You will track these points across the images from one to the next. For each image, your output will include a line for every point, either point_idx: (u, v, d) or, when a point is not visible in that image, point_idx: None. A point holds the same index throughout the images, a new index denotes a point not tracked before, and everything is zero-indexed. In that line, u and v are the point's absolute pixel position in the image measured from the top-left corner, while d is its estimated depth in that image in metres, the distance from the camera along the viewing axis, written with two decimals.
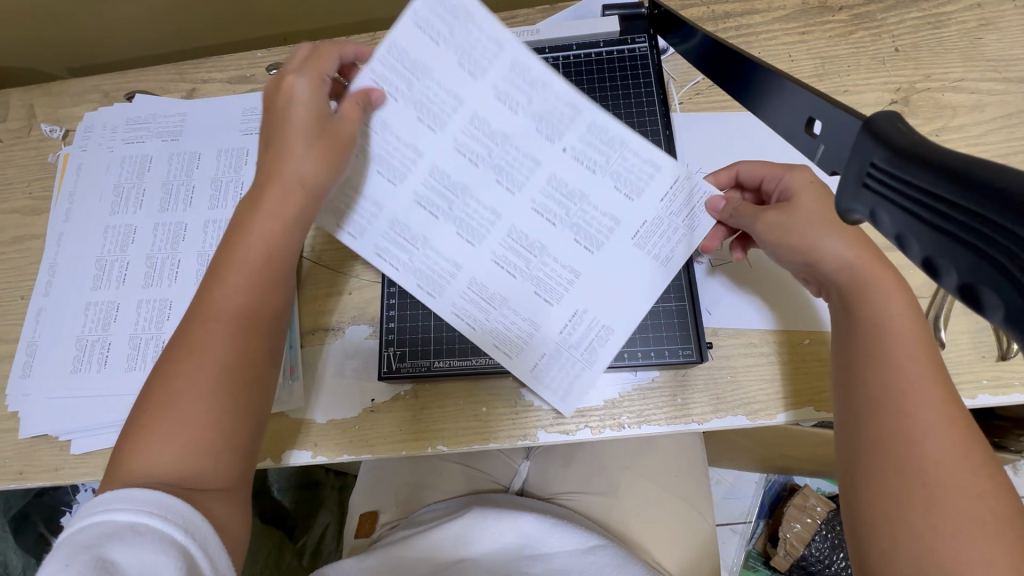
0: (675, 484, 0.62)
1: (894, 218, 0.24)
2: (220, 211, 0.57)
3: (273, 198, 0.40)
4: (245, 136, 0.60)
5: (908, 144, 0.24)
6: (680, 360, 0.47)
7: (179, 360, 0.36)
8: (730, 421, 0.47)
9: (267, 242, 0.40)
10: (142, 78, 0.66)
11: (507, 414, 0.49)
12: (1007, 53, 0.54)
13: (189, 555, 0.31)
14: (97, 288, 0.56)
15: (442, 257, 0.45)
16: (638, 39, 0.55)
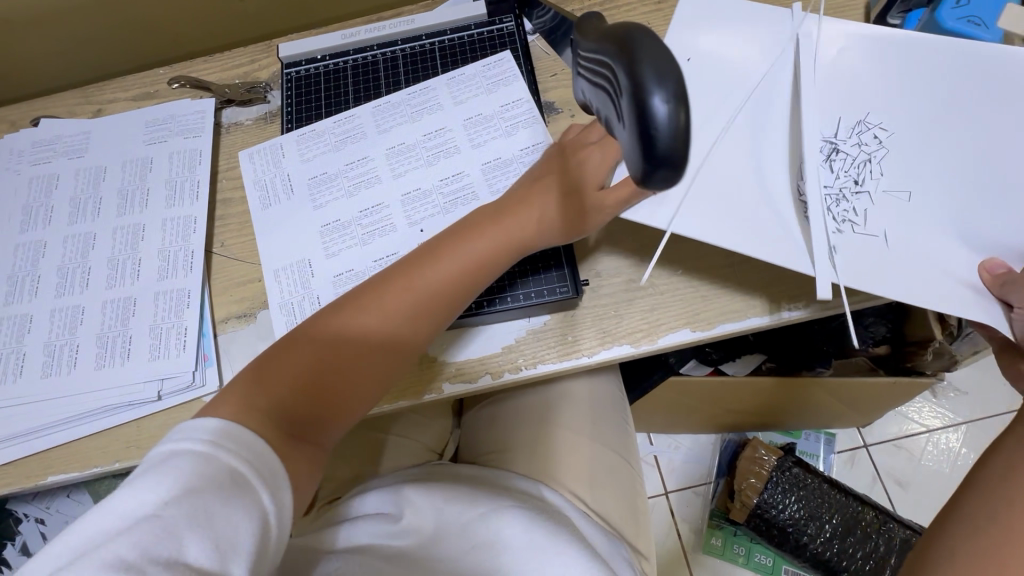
0: (598, 432, 0.65)
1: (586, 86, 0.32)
2: (128, 216, 0.59)
3: (513, 213, 0.48)
4: (149, 145, 0.62)
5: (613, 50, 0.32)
6: (558, 297, 0.51)
7: (286, 369, 0.42)
8: (617, 351, 0.51)
9: (476, 254, 0.47)
10: (48, 104, 0.68)
11: (414, 371, 0.52)
12: (835, 1, 0.61)
13: (264, 523, 0.35)
14: (9, 303, 0.57)
15: (307, 154, 0.57)
16: (505, 19, 0.60)
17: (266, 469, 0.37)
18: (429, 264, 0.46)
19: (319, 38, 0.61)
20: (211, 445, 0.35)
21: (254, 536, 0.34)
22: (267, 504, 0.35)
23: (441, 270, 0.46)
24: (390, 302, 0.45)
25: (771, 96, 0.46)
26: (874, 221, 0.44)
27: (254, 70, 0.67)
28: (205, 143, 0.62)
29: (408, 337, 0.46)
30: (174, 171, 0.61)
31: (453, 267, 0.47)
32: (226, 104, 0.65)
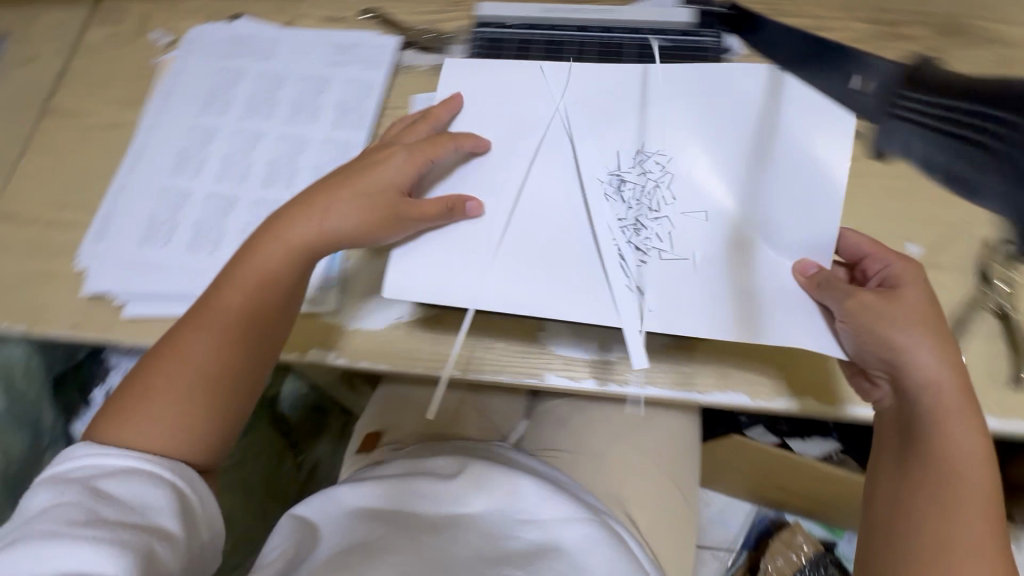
0: (668, 465, 0.63)
1: None
2: (296, 127, 0.62)
3: (320, 220, 0.49)
4: (331, 67, 0.65)
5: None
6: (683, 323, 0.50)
7: (191, 348, 0.47)
8: (730, 397, 0.50)
9: (268, 266, 0.49)
10: (249, 5, 0.72)
11: (550, 347, 0.52)
12: None
13: (177, 491, 0.43)
14: (175, 176, 0.61)
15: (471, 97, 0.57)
16: (708, 34, 0.58)
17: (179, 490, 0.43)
18: (240, 265, 0.49)
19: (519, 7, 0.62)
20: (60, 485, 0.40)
21: (170, 501, 0.42)
22: (170, 477, 0.43)
23: (264, 252, 0.49)
24: (232, 295, 0.48)
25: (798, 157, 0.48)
26: (680, 245, 0.48)
27: (441, 20, 0.68)
28: (380, 78, 0.64)
29: (269, 322, 0.49)
30: (347, 97, 0.63)
31: (270, 258, 0.49)
32: (407, 46, 0.67)
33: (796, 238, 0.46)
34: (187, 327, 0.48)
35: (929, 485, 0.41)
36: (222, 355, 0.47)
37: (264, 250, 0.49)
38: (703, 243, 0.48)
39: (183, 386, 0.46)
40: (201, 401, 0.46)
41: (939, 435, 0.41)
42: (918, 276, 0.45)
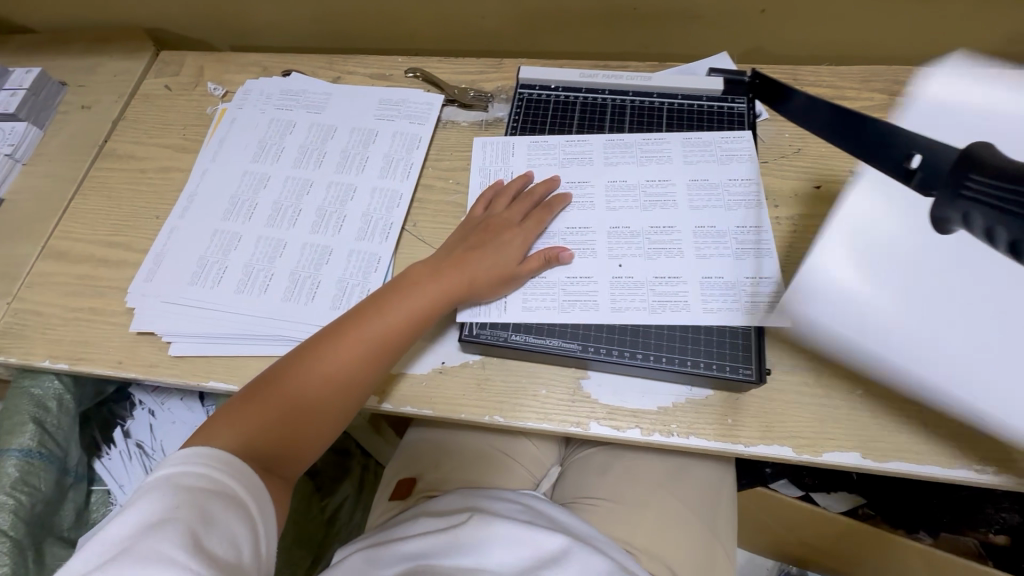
0: (704, 512, 0.64)
1: (987, 216, 0.26)
2: (245, 290, 0.64)
3: (386, 313, 0.56)
4: (243, 221, 0.69)
5: (995, 160, 0.26)
6: (741, 378, 0.54)
7: (276, 494, 0.50)
8: (660, 403, 0.56)
9: (393, 319, 0.56)
10: (157, 195, 0.75)
11: (565, 400, 0.57)
12: (867, 107, 0.71)
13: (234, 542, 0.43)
14: (193, 283, 0.65)
15: (239, 193, 0.71)
16: (626, 93, 0.71)
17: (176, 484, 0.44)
18: (338, 338, 0.55)
19: (432, 107, 0.76)
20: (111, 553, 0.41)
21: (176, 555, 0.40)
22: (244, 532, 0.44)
23: (326, 366, 0.54)
24: (326, 361, 0.54)
25: (334, 227, 0.67)
26: (308, 200, 0.69)
27: (333, 150, 0.73)
28: (310, 214, 0.68)
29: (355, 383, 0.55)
30: (255, 256, 0.66)
31: (341, 366, 0.54)
32: (317, 177, 0.71)
33: (313, 240, 0.67)
34: (252, 411, 0.51)
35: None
36: (287, 461, 0.52)
37: (315, 364, 0.54)
38: (310, 261, 0.65)
39: (233, 422, 0.50)
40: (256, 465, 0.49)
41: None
42: (527, 235, 0.61)
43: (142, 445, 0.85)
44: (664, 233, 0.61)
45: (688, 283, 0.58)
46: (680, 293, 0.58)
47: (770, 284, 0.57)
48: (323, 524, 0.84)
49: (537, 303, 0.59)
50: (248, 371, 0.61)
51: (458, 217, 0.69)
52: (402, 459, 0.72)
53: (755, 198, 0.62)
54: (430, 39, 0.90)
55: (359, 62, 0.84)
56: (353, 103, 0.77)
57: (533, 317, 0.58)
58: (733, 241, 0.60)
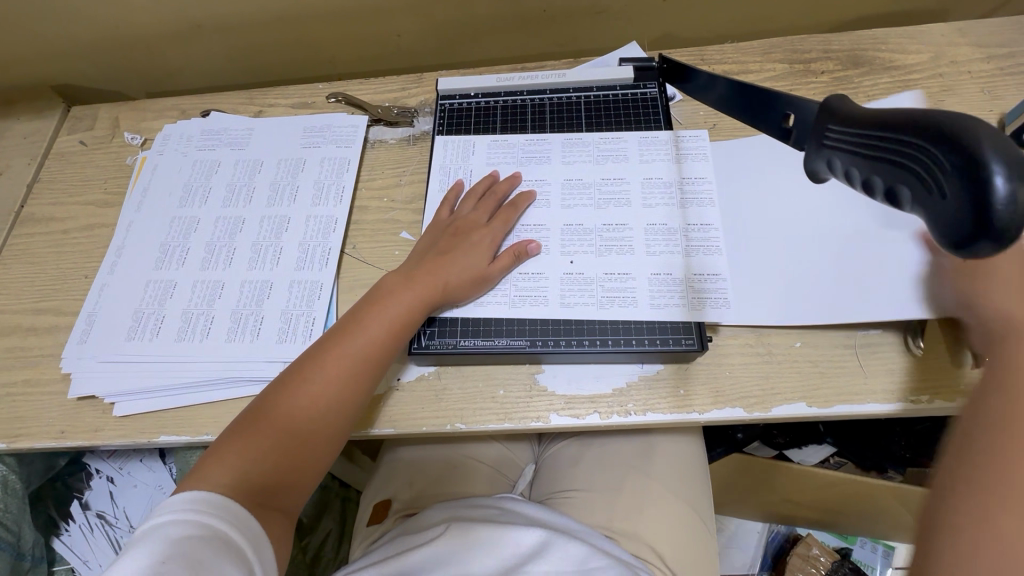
0: (677, 485, 0.65)
1: (844, 162, 0.27)
2: (186, 336, 0.62)
3: (364, 326, 0.56)
4: (176, 268, 0.67)
5: (839, 105, 0.28)
6: (685, 348, 0.56)
7: (274, 529, 0.48)
8: (614, 387, 0.57)
9: (374, 332, 0.55)
10: (84, 253, 0.73)
11: (523, 397, 0.58)
12: (771, 77, 0.75)
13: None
14: (130, 338, 0.63)
15: (170, 239, 0.69)
16: (544, 92, 0.73)
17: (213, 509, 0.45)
18: (320, 360, 0.54)
19: (356, 128, 0.76)
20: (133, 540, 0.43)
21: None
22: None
23: (309, 390, 0.53)
24: (313, 383, 0.53)
25: (272, 260, 0.66)
26: (242, 236, 0.68)
27: (262, 184, 0.72)
28: (245, 250, 0.67)
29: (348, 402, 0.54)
30: (194, 300, 0.65)
31: (328, 388, 0.53)
32: (248, 212, 0.70)
33: (252, 275, 0.65)
34: (239, 446, 0.50)
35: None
36: (286, 492, 0.50)
37: (298, 390, 0.53)
38: (250, 298, 0.64)
39: (225, 459, 0.49)
40: (250, 500, 0.48)
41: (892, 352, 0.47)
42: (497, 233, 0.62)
43: (105, 515, 0.81)
44: (605, 225, 0.63)
45: (636, 279, 0.60)
46: (628, 290, 0.59)
47: (711, 274, 0.59)
48: (305, 563, 0.82)
49: (488, 298, 0.61)
50: (199, 418, 0.60)
51: (396, 234, 0.69)
52: (377, 481, 0.71)
53: (680, 180, 0.64)
54: (350, 63, 0.91)
55: (279, 93, 0.83)
56: (277, 135, 0.76)
57: (485, 312, 0.60)
58: (672, 227, 0.62)
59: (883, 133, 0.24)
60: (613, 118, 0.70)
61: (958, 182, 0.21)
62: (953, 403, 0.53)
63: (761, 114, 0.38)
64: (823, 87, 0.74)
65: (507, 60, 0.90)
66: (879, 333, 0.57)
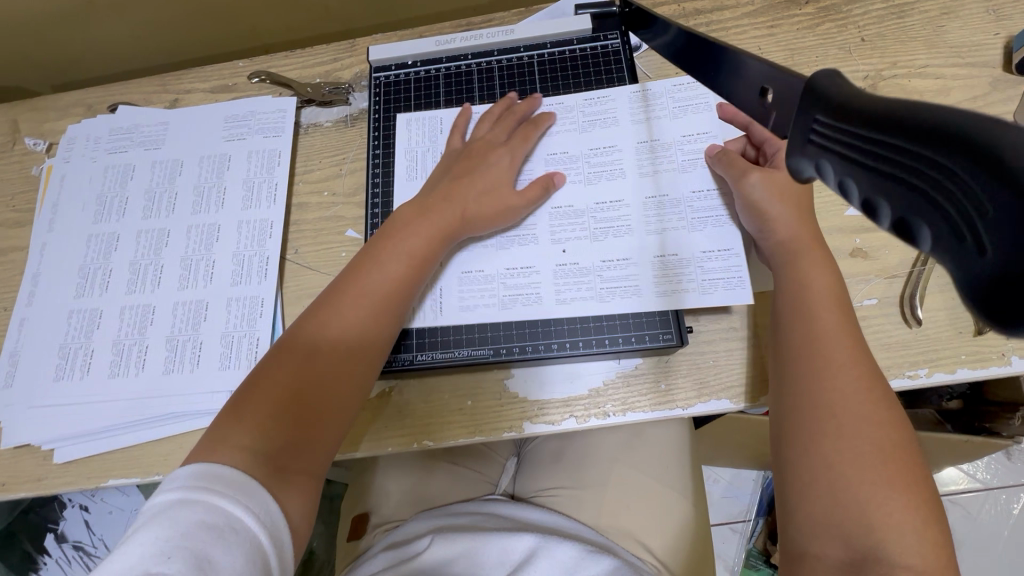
0: (663, 474, 0.63)
1: (836, 169, 0.21)
2: (120, 373, 0.57)
3: (386, 258, 0.51)
4: (100, 293, 0.60)
5: (843, 93, 0.21)
6: (664, 344, 0.51)
7: (297, 492, 0.43)
8: (591, 384, 0.53)
9: (397, 262, 0.51)
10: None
11: (493, 406, 0.53)
12: (751, 10, 0.65)
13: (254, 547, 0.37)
14: (59, 378, 0.57)
15: (89, 262, 0.62)
16: (492, 52, 0.64)
17: (274, 526, 0.39)
18: (342, 300, 0.49)
19: (285, 112, 0.67)
20: (206, 482, 0.38)
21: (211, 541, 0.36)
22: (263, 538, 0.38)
23: (327, 331, 0.48)
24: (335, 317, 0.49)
25: (206, 276, 0.59)
26: (168, 252, 0.61)
27: (184, 188, 0.64)
28: (174, 267, 0.60)
29: (371, 339, 0.49)
30: (123, 329, 0.58)
31: (353, 324, 0.49)
32: (172, 222, 0.62)
33: (185, 296, 0.59)
34: (263, 394, 0.45)
35: (836, 478, 0.41)
36: (310, 449, 0.45)
37: (314, 335, 0.48)
38: (184, 323, 0.58)
39: (251, 410, 0.44)
40: (270, 463, 0.42)
41: (805, 326, 0.47)
42: (517, 151, 0.57)
43: (82, 546, 0.79)
44: (600, 204, 0.57)
45: (640, 263, 0.54)
46: (631, 279, 0.53)
47: (695, 254, 0.53)
48: None
49: (474, 301, 0.55)
50: (146, 460, 0.55)
51: (341, 232, 0.62)
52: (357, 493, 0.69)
53: (649, 152, 0.58)
54: (274, 30, 0.79)
55: (195, 76, 0.73)
56: (196, 128, 0.67)
57: (473, 317, 0.54)
58: (660, 201, 0.56)
59: (906, 145, 0.18)
60: (572, 80, 0.62)
61: (1004, 239, 0.15)
62: (953, 375, 0.49)
63: (737, 82, 0.32)
64: (809, 19, 0.64)
65: (451, 13, 0.79)
66: (875, 303, 0.52)
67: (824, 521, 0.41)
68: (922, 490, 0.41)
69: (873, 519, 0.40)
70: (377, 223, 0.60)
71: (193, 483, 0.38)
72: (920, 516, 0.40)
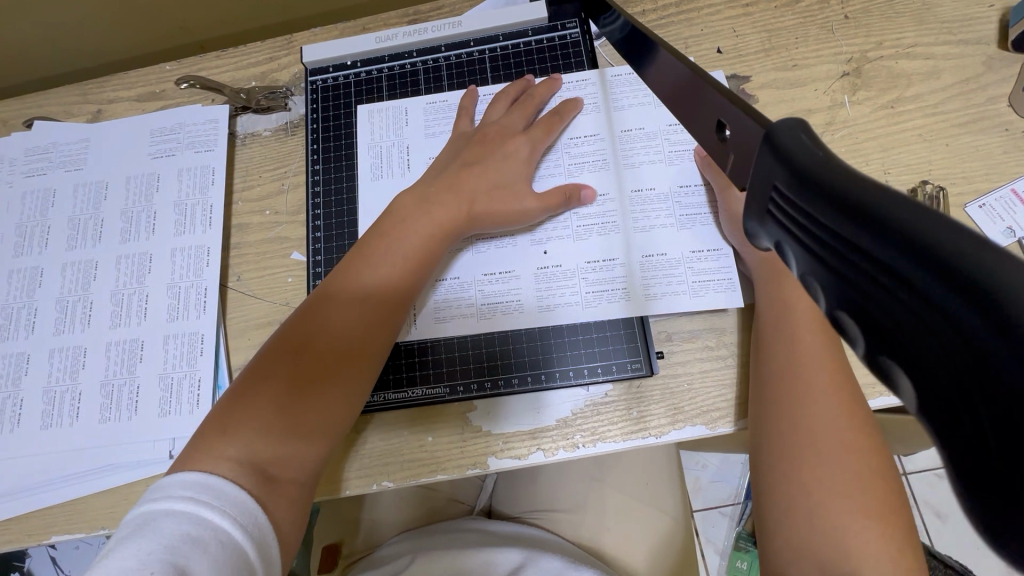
0: (644, 491, 0.61)
1: (800, 259, 0.17)
2: (54, 424, 0.52)
3: (395, 240, 0.47)
4: (25, 337, 0.55)
5: (813, 160, 0.17)
6: (631, 373, 0.49)
7: (285, 506, 0.40)
8: (560, 410, 0.49)
9: (406, 246, 0.47)
10: None
11: (455, 443, 0.49)
12: None
13: (239, 552, 0.35)
14: None
15: (12, 301, 0.56)
16: (438, 46, 0.59)
17: (262, 540, 0.37)
18: (348, 287, 0.45)
19: (218, 122, 0.61)
20: (193, 492, 0.36)
21: (193, 546, 0.33)
22: (247, 547, 0.35)
23: (327, 329, 0.44)
24: (339, 305, 0.45)
25: (141, 313, 0.55)
26: (98, 287, 0.56)
27: (112, 214, 0.58)
28: (105, 304, 0.55)
29: (375, 334, 0.45)
30: (54, 375, 0.54)
31: (357, 316, 0.45)
32: (100, 254, 0.57)
33: (119, 335, 0.54)
34: (261, 390, 0.41)
35: (812, 506, 0.38)
36: (304, 459, 0.42)
37: (312, 332, 0.44)
38: (119, 366, 0.53)
39: (248, 409, 0.41)
40: (260, 474, 0.39)
41: (786, 346, 0.43)
42: (540, 139, 0.53)
43: None
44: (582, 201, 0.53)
45: (626, 263, 0.51)
46: (617, 281, 0.50)
47: (657, 254, 0.51)
48: None
49: (451, 312, 0.52)
50: (81, 515, 0.50)
51: (286, 255, 0.57)
52: (326, 522, 0.66)
53: (609, 155, 0.53)
54: (206, 25, 0.72)
55: (117, 82, 0.66)
56: (121, 145, 0.61)
57: (451, 330, 0.51)
58: (642, 194, 0.52)
59: (906, 275, 0.14)
60: (525, 68, 0.57)
61: (1020, 454, 0.11)
62: None
63: (692, 109, 0.27)
64: None
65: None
66: None
67: (797, 556, 0.37)
68: (900, 521, 0.37)
69: (849, 547, 0.36)
70: (319, 248, 0.56)
71: (180, 492, 0.36)
72: (897, 546, 0.36)
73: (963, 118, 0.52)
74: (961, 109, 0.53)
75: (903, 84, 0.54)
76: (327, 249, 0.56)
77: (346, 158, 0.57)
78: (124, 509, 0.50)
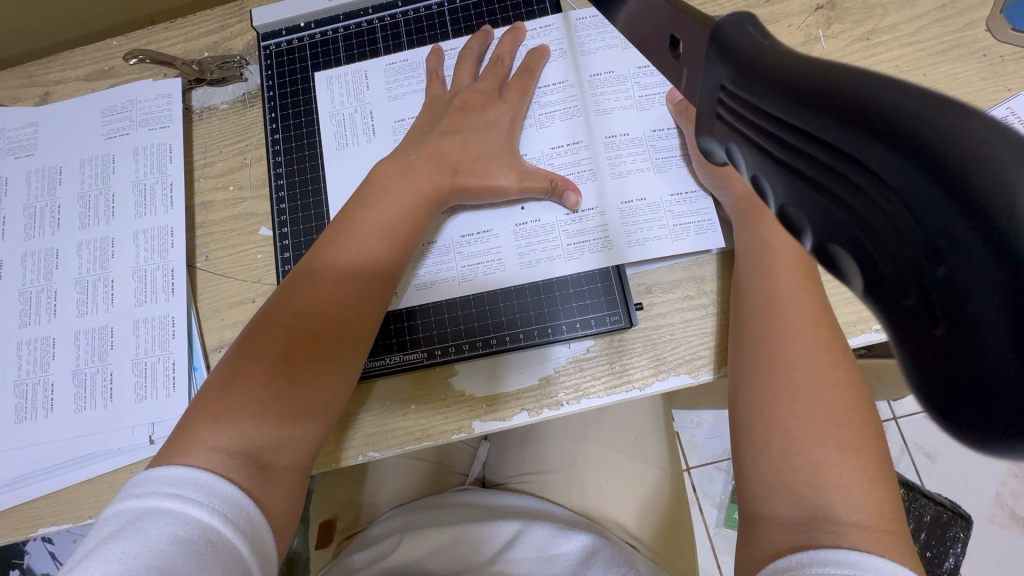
0: (635, 448, 0.62)
1: (752, 163, 0.16)
2: (29, 417, 0.51)
3: (373, 210, 0.45)
4: None
5: (763, 56, 0.15)
6: (611, 327, 0.48)
7: (281, 490, 0.38)
8: (543, 368, 0.48)
9: (386, 215, 0.45)
10: None
11: (438, 409, 0.49)
12: None
13: (231, 550, 0.32)
14: None
15: None
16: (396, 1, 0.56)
17: (256, 535, 0.34)
18: (328, 262, 0.43)
19: (172, 96, 0.58)
20: (181, 489, 0.34)
21: (180, 547, 0.31)
22: (241, 545, 0.33)
23: (314, 305, 0.42)
24: (320, 280, 0.43)
25: (108, 299, 0.53)
26: (60, 274, 0.54)
27: (68, 199, 0.56)
28: (70, 292, 0.54)
29: (362, 309, 0.43)
30: (23, 367, 0.52)
31: (341, 291, 0.43)
32: (59, 241, 0.55)
33: (87, 323, 0.53)
34: (243, 373, 0.39)
35: (787, 445, 0.37)
36: (298, 440, 0.40)
37: (298, 307, 0.42)
38: (90, 354, 0.52)
39: (232, 394, 0.39)
40: (253, 461, 0.37)
41: (765, 287, 0.42)
42: (519, 103, 0.51)
43: None
44: (557, 154, 0.51)
45: (605, 213, 0.49)
46: (596, 231, 0.49)
47: (635, 200, 0.50)
48: None
49: (432, 276, 0.50)
50: (66, 506, 0.49)
51: (253, 231, 0.55)
52: (319, 501, 0.66)
53: (580, 104, 0.52)
54: None
55: (64, 62, 0.63)
56: (72, 127, 0.58)
57: (432, 295, 0.50)
58: (616, 142, 0.51)
59: (850, 151, 0.12)
60: (488, 19, 0.55)
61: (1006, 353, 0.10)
62: None
63: (642, 33, 0.25)
64: None
65: None
66: None
67: (775, 491, 0.37)
68: (875, 453, 0.37)
69: (822, 480, 0.36)
70: (285, 220, 0.54)
71: (165, 490, 0.33)
72: (868, 476, 0.36)
73: (939, 47, 0.51)
74: (938, 36, 0.51)
75: (878, 14, 0.52)
76: (293, 220, 0.54)
77: (306, 125, 0.55)
78: (110, 496, 0.49)
